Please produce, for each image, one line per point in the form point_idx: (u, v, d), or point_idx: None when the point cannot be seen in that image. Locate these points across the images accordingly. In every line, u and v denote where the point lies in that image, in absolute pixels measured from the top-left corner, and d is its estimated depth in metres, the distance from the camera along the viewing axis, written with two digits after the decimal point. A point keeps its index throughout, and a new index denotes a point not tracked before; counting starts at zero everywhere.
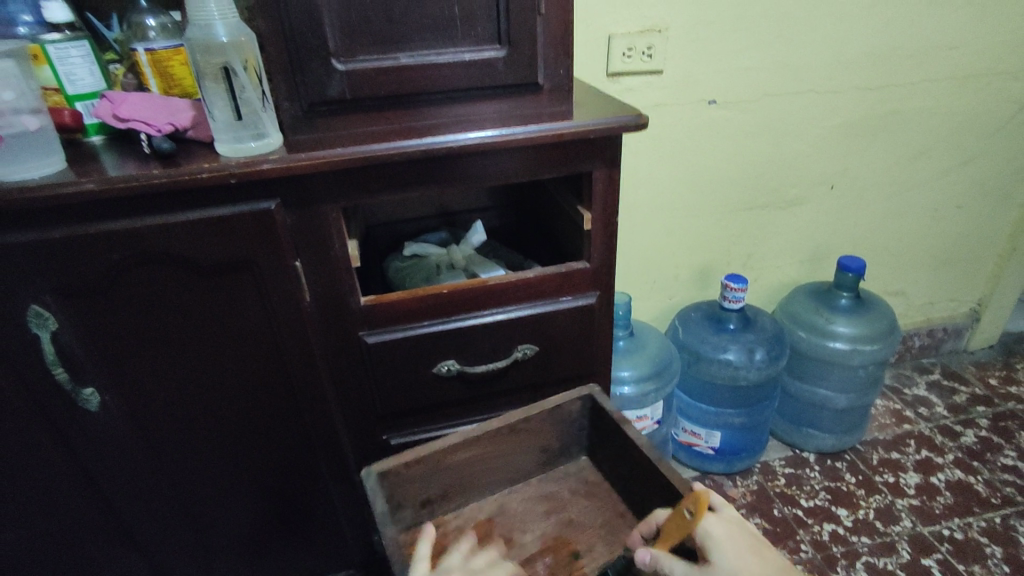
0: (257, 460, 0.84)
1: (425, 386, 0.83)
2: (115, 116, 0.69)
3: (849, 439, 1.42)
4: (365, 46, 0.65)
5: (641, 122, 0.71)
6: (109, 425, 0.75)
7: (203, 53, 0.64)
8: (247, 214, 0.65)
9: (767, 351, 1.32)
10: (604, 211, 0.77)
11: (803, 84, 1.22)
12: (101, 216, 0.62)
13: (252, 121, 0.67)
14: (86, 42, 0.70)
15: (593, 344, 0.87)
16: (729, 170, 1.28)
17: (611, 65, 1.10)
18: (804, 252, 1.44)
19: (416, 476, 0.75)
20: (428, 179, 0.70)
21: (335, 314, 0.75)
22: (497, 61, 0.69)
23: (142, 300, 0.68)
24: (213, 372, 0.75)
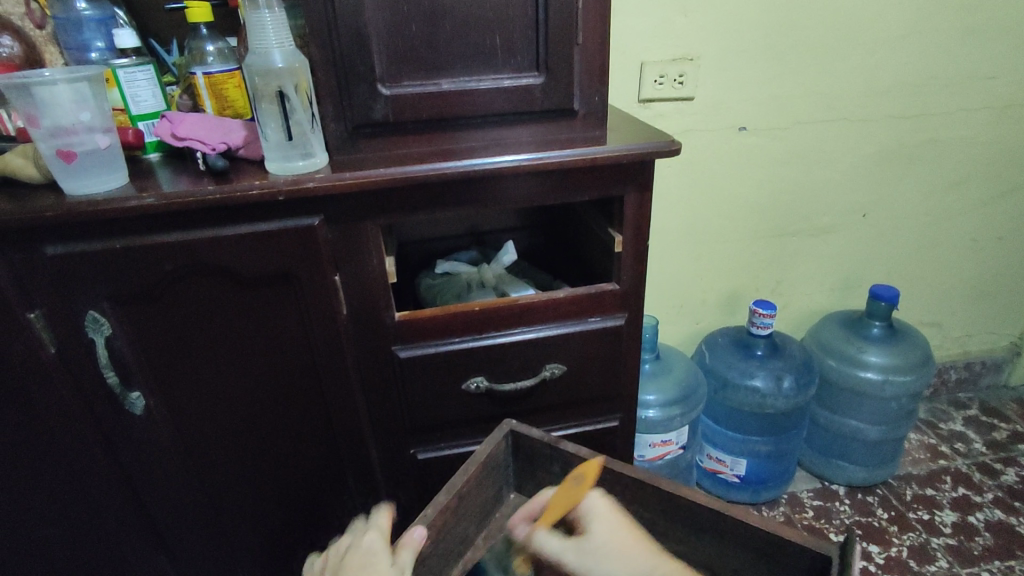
0: (288, 469, 0.86)
1: (454, 402, 0.84)
2: (173, 134, 0.72)
3: (881, 472, 1.38)
4: (409, 73, 0.69)
5: (673, 148, 0.73)
6: (151, 429, 0.78)
7: (261, 77, 0.68)
8: (291, 230, 0.68)
9: (795, 379, 1.30)
10: (635, 233, 0.79)
11: (835, 112, 1.22)
12: (158, 228, 0.66)
13: (301, 141, 0.70)
14: (150, 66, 0.75)
15: (620, 366, 0.87)
16: (758, 196, 1.28)
17: (642, 91, 1.12)
18: (835, 280, 1.43)
19: (450, 521, 0.70)
20: (464, 199, 0.73)
21: (370, 327, 0.77)
22: (534, 88, 0.72)
23: (189, 309, 0.71)
24: (252, 381, 0.78)
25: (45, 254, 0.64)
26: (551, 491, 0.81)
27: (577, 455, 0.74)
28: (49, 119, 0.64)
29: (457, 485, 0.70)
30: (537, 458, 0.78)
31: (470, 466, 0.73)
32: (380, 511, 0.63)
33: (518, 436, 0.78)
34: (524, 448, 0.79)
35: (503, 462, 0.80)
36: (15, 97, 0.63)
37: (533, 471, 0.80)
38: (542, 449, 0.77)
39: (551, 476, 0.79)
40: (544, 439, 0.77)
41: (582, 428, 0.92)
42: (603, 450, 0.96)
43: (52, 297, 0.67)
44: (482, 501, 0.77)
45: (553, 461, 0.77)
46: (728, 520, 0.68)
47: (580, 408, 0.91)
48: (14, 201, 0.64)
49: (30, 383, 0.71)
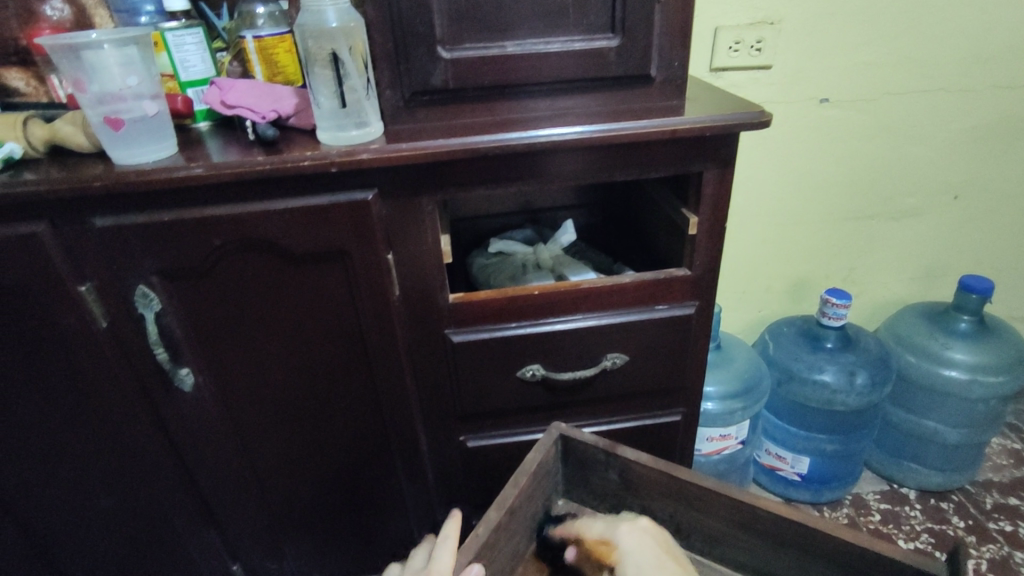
0: (334, 451, 0.83)
1: (507, 390, 0.80)
2: (222, 102, 0.69)
3: (958, 478, 1.28)
4: (471, 34, 0.63)
5: (763, 120, 0.65)
6: (201, 405, 0.76)
7: (314, 39, 0.63)
8: (343, 204, 0.64)
9: (870, 375, 1.20)
10: (712, 214, 0.71)
11: (932, 82, 1.10)
12: (208, 201, 0.63)
13: (356, 109, 0.65)
14: (199, 29, 0.71)
15: (686, 358, 0.81)
16: (837, 176, 1.18)
17: (715, 59, 1.03)
18: (916, 269, 1.31)
19: (502, 538, 0.66)
20: (526, 174, 0.67)
21: (422, 309, 0.73)
22: (608, 51, 0.65)
23: (238, 285, 0.68)
24: (302, 362, 0.75)
25: (94, 226, 0.62)
26: (603, 499, 0.76)
27: (637, 461, 0.69)
28: (97, 85, 0.61)
29: (509, 498, 0.65)
30: (588, 463, 0.74)
31: (520, 477, 0.68)
32: (451, 520, 0.66)
33: (569, 441, 0.74)
34: (576, 452, 0.74)
35: (552, 471, 0.75)
36: (63, 60, 0.60)
37: (585, 478, 0.75)
38: (596, 454, 0.72)
39: (605, 483, 0.74)
40: (601, 446, 0.72)
41: (641, 422, 0.87)
42: (661, 446, 0.90)
43: (102, 269, 0.65)
44: (530, 517, 0.72)
45: (606, 467, 0.72)
46: (810, 531, 0.62)
47: (640, 401, 0.85)
48: (64, 169, 0.62)
49: (82, 357, 0.70)
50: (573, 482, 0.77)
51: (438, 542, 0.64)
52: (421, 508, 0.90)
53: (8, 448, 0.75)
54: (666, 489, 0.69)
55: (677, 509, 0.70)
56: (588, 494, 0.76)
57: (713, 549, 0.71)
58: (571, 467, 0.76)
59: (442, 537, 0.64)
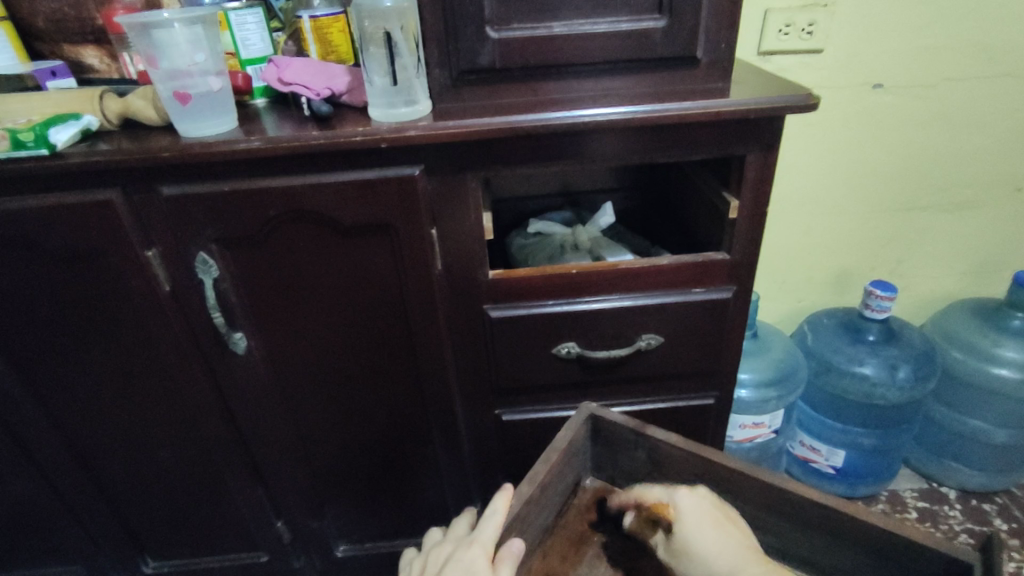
0: (373, 417, 0.87)
1: (543, 366, 0.82)
2: (279, 79, 0.72)
3: (1003, 479, 1.24)
4: (519, 14, 0.64)
5: (811, 103, 0.64)
6: (252, 368, 0.81)
7: (370, 18, 0.65)
8: (391, 178, 0.67)
9: (912, 369, 1.18)
10: (754, 198, 0.71)
11: (996, 67, 1.05)
12: (265, 172, 0.67)
13: (406, 87, 0.67)
14: (260, 9, 0.74)
15: (722, 342, 0.81)
16: (887, 164, 1.14)
17: (764, 43, 1.01)
18: (968, 263, 1.27)
19: (533, 511, 0.68)
20: (567, 154, 0.68)
21: (462, 284, 0.76)
22: (655, 32, 0.65)
23: (289, 255, 0.72)
24: (347, 330, 0.79)
25: (161, 194, 0.66)
26: (631, 479, 0.77)
27: (665, 442, 0.70)
28: (167, 61, 0.65)
29: (539, 474, 0.67)
30: (614, 445, 0.75)
31: (550, 454, 0.69)
32: (500, 494, 0.65)
33: (598, 420, 0.75)
34: (605, 433, 0.75)
35: (578, 450, 0.77)
36: (137, 38, 0.64)
37: (613, 459, 0.77)
38: (625, 435, 0.74)
39: (633, 463, 0.75)
40: (630, 425, 0.73)
41: (673, 404, 0.87)
42: (693, 429, 0.91)
43: (167, 236, 0.69)
44: (560, 492, 0.74)
45: (636, 447, 0.74)
46: (842, 516, 0.62)
47: (673, 383, 0.86)
48: (135, 140, 0.66)
49: (147, 318, 0.75)
50: (602, 461, 0.78)
51: (484, 516, 0.63)
52: (454, 478, 0.94)
53: (80, 401, 0.82)
54: (697, 472, 0.70)
55: (707, 492, 0.71)
56: (618, 473, 0.78)
57: None
58: (603, 447, 0.77)
59: (489, 510, 0.63)
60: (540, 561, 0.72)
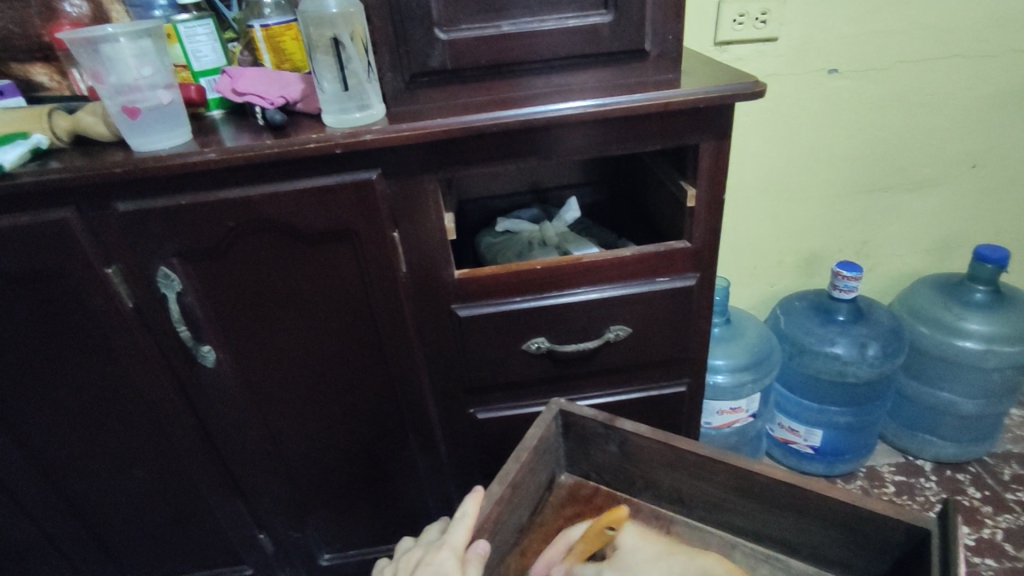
0: (348, 423, 0.87)
1: (514, 363, 0.82)
2: (233, 90, 0.72)
3: (974, 449, 1.27)
4: (467, 15, 0.64)
5: (757, 90, 0.65)
6: (222, 381, 0.80)
7: (315, 26, 0.65)
8: (348, 184, 0.67)
9: (881, 346, 1.20)
10: (710, 186, 0.72)
11: (945, 48, 1.08)
12: (220, 184, 0.66)
13: (358, 92, 0.67)
14: (210, 21, 0.74)
15: (689, 330, 0.82)
16: (847, 147, 1.16)
17: (720, 34, 1.03)
18: (932, 239, 1.30)
19: (504, 514, 0.68)
20: (523, 152, 0.69)
21: (429, 285, 0.76)
22: (602, 27, 0.66)
23: (252, 265, 0.72)
24: (316, 338, 0.79)
25: (116, 211, 0.66)
26: (606, 471, 0.78)
27: (638, 433, 0.71)
28: (114, 76, 0.65)
29: (511, 473, 0.67)
30: (589, 436, 0.76)
31: (521, 453, 0.70)
32: (471, 497, 0.65)
33: (571, 416, 0.75)
34: (578, 427, 0.76)
35: (554, 444, 0.77)
36: (82, 54, 0.63)
37: (586, 452, 0.78)
38: (596, 428, 0.74)
39: (606, 455, 0.76)
40: (600, 417, 0.74)
41: (646, 392, 0.88)
42: (667, 417, 0.92)
43: (126, 252, 0.69)
44: (536, 490, 0.74)
45: (608, 439, 0.74)
46: (809, 493, 0.63)
47: (645, 372, 0.87)
48: (87, 157, 0.66)
49: (111, 336, 0.74)
50: (577, 455, 0.79)
51: (454, 518, 0.63)
52: (435, 479, 0.94)
53: (48, 423, 0.81)
54: (666, 460, 0.71)
55: (678, 478, 0.72)
56: (592, 466, 0.78)
57: (715, 515, 0.72)
58: (576, 441, 0.78)
59: (460, 513, 0.64)
60: (520, 557, 0.73)
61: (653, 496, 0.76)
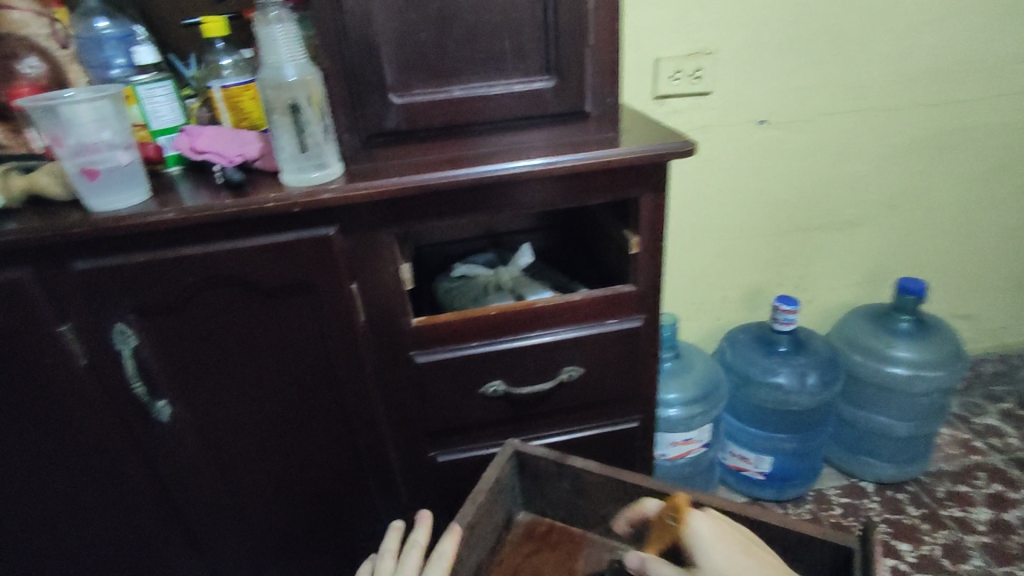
0: (308, 473, 0.87)
1: (472, 405, 0.85)
2: (192, 148, 0.74)
3: (913, 469, 1.35)
4: (419, 82, 0.69)
5: (689, 148, 0.72)
6: (178, 435, 0.80)
7: (273, 89, 0.68)
8: (306, 240, 0.69)
9: (819, 375, 1.28)
10: (651, 234, 0.78)
11: (859, 101, 1.19)
12: (178, 241, 0.68)
13: (316, 152, 0.71)
14: (169, 82, 0.77)
15: (638, 368, 0.87)
16: (779, 190, 1.26)
17: (658, 88, 1.10)
18: (861, 273, 1.40)
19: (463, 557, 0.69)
20: (477, 206, 0.73)
21: (387, 333, 0.78)
22: (545, 92, 0.71)
23: (210, 319, 0.73)
24: (275, 389, 0.79)
25: (73, 269, 0.66)
26: (560, 508, 0.80)
27: (587, 470, 0.74)
28: (73, 137, 0.66)
29: (467, 515, 0.69)
30: (542, 475, 0.78)
31: (478, 495, 0.72)
32: (420, 524, 0.71)
33: (523, 456, 0.78)
34: (532, 467, 0.79)
35: (509, 484, 0.79)
36: (41, 117, 0.65)
37: (541, 490, 0.80)
38: (549, 467, 0.77)
39: (560, 493, 0.79)
40: (551, 456, 0.76)
41: (601, 429, 0.92)
42: (622, 452, 0.95)
43: (81, 311, 0.69)
44: (492, 529, 0.76)
45: (561, 477, 0.77)
46: (752, 521, 0.67)
47: (598, 410, 0.90)
48: (42, 217, 0.66)
49: (61, 394, 0.73)
50: (532, 494, 0.81)
51: (405, 546, 0.69)
52: (395, 524, 0.94)
53: None
54: (615, 494, 0.74)
55: None
56: (548, 503, 0.81)
57: None
58: (530, 479, 0.80)
59: (410, 541, 0.69)
60: None
61: (608, 531, 0.78)
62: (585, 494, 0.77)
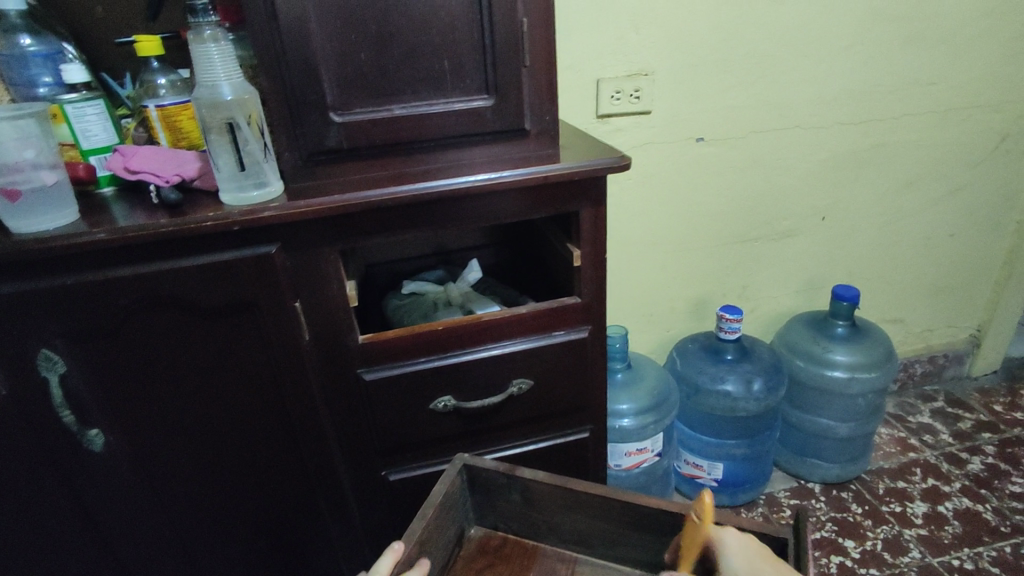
0: (253, 499, 0.84)
1: (423, 422, 0.84)
2: (126, 168, 0.72)
3: (854, 468, 1.42)
4: (360, 100, 0.69)
5: (625, 163, 0.74)
6: (111, 464, 0.76)
7: (209, 108, 0.68)
8: (247, 259, 0.68)
9: (764, 381, 1.32)
10: (593, 246, 0.80)
11: (788, 119, 1.26)
12: (110, 262, 0.66)
13: (255, 171, 0.71)
14: (100, 101, 0.75)
15: (587, 378, 0.88)
16: (718, 204, 1.31)
17: (600, 108, 1.14)
18: (799, 282, 1.47)
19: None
20: (422, 221, 0.73)
21: (334, 351, 0.78)
22: (485, 110, 0.73)
23: (144, 343, 0.71)
24: (217, 413, 0.77)
25: None
26: (512, 520, 0.80)
27: (534, 479, 0.75)
28: None
29: (416, 532, 0.68)
30: (492, 488, 0.78)
31: (427, 510, 0.71)
32: (387, 554, 0.63)
33: (472, 468, 0.78)
34: (481, 479, 0.78)
35: (460, 499, 0.79)
36: None
37: (492, 503, 0.80)
38: (498, 479, 0.77)
39: (511, 505, 0.79)
40: (501, 468, 0.77)
41: (554, 441, 0.93)
42: (575, 463, 0.96)
43: (3, 337, 0.66)
44: (444, 546, 0.75)
45: (511, 489, 0.77)
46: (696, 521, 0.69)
47: (550, 422, 0.91)
48: None
49: None
50: (483, 508, 0.81)
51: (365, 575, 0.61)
52: (348, 548, 0.92)
53: None
54: (564, 502, 0.75)
55: (578, 520, 0.76)
56: (499, 517, 0.81)
57: (618, 553, 0.76)
58: (480, 493, 0.80)
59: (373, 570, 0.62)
60: None
61: (560, 540, 0.79)
62: (535, 505, 0.77)
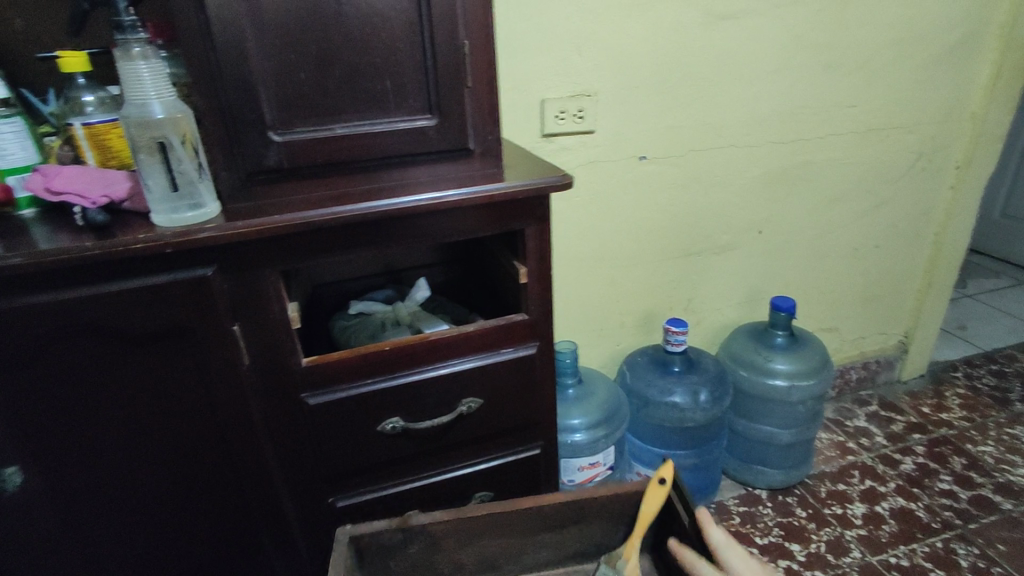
0: (190, 533, 0.80)
1: (370, 445, 0.83)
2: (48, 189, 0.69)
3: (797, 473, 1.47)
4: (300, 120, 0.69)
5: (567, 182, 0.76)
6: (31, 504, 0.71)
7: (139, 127, 0.66)
8: (181, 281, 0.66)
9: (710, 392, 1.36)
10: (539, 263, 0.81)
11: (724, 139, 1.32)
12: (29, 288, 0.62)
13: (189, 192, 0.68)
14: (20, 119, 0.71)
15: (536, 394, 0.89)
16: (662, 220, 1.36)
17: (546, 127, 1.17)
18: (740, 294, 1.52)
19: None
20: (366, 241, 0.73)
21: (276, 375, 0.75)
22: (428, 129, 0.73)
23: (68, 372, 0.67)
24: (150, 445, 0.73)
25: None
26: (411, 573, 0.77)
27: (432, 521, 0.73)
28: None
29: None
30: (389, 547, 0.74)
31: None
32: None
33: (360, 538, 0.72)
34: (370, 547, 0.73)
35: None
36: None
37: (388, 563, 0.75)
38: (392, 536, 0.74)
39: (409, 559, 0.76)
40: (393, 524, 0.73)
41: (505, 459, 0.92)
42: (528, 481, 0.96)
43: None
44: None
45: (409, 541, 0.74)
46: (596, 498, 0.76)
47: (501, 440, 0.91)
48: None
49: None
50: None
51: None
52: None
53: None
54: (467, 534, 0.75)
55: (485, 542, 0.77)
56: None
57: None
58: (373, 560, 0.74)
59: None
60: None
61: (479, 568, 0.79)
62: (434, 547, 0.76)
